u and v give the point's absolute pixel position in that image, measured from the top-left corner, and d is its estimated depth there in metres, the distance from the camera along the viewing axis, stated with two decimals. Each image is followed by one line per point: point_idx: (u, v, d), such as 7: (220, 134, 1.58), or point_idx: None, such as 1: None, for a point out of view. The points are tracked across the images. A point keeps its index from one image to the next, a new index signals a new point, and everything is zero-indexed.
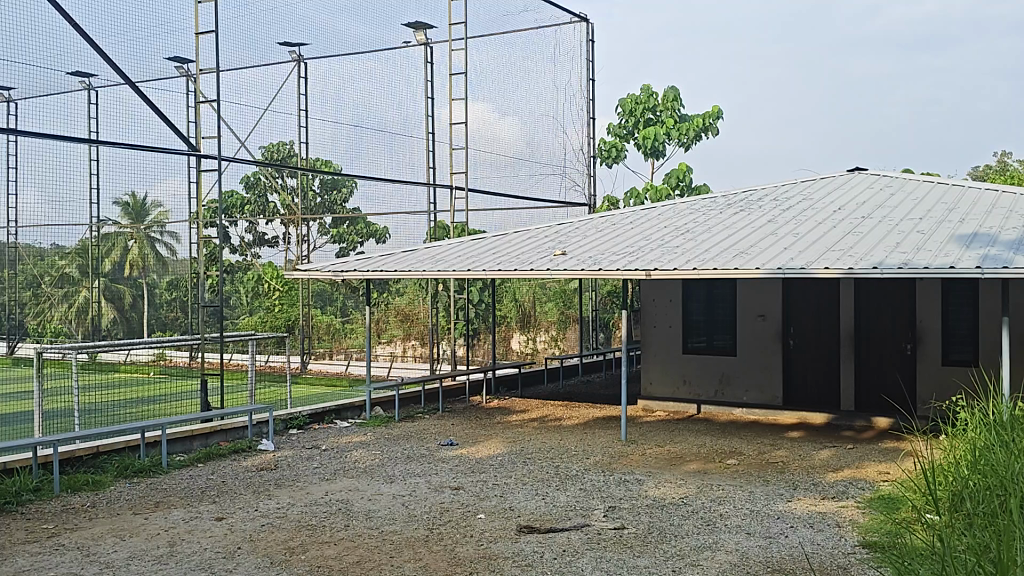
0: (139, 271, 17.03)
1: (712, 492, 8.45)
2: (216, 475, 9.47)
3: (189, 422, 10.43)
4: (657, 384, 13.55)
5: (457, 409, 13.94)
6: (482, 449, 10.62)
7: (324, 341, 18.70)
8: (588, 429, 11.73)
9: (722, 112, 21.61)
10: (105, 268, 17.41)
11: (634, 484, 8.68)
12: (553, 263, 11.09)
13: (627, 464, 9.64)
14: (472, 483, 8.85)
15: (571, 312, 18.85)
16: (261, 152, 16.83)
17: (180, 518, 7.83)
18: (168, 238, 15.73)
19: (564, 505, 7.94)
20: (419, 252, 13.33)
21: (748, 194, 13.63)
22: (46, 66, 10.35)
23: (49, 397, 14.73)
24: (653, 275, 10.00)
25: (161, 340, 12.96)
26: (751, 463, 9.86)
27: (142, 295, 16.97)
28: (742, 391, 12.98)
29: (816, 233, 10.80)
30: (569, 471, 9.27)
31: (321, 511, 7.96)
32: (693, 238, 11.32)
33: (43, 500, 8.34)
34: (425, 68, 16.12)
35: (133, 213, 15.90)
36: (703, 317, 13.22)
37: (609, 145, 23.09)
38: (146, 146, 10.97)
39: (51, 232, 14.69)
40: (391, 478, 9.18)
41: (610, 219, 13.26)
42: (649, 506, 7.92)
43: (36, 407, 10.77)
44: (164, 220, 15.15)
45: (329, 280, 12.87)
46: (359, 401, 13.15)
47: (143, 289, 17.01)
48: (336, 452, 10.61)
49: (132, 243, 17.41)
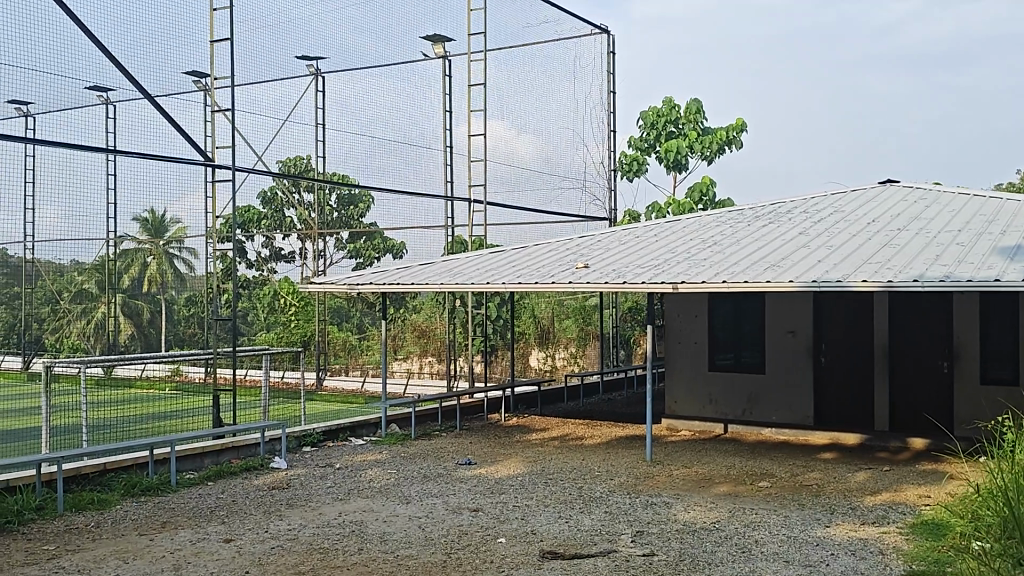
0: (157, 287, 16.92)
1: (745, 516, 8.02)
2: (226, 494, 9.12)
3: (200, 439, 10.10)
4: (682, 403, 13.13)
5: (475, 427, 13.55)
6: (501, 468, 10.23)
7: (340, 357, 18.43)
8: (611, 449, 11.31)
9: (746, 125, 21.23)
10: (124, 284, 17.44)
11: (663, 508, 8.25)
12: (575, 276, 10.72)
13: (653, 486, 9.22)
14: (492, 505, 8.45)
15: (591, 328, 18.26)
16: (278, 165, 16.60)
17: (187, 539, 7.48)
18: (184, 252, 15.47)
19: (590, 529, 7.53)
20: (437, 265, 13.02)
21: (778, 206, 13.20)
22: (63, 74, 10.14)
23: (60, 412, 14.44)
24: (680, 288, 9.62)
25: (171, 355, 12.59)
26: (785, 486, 9.42)
27: (160, 311, 16.91)
28: (771, 411, 12.54)
29: (850, 246, 10.40)
30: (593, 492, 8.86)
31: (334, 534, 7.58)
32: (721, 250, 10.93)
33: (46, 519, 8.00)
34: (444, 82, 16.01)
35: (150, 228, 15.66)
36: (730, 333, 12.81)
37: (630, 158, 22.73)
38: (163, 157, 10.74)
39: (70, 248, 14.46)
40: (407, 499, 8.80)
41: (635, 232, 12.88)
42: (679, 531, 7.49)
43: (44, 424, 10.42)
44: (182, 236, 14.91)
45: (344, 294, 12.62)
46: (374, 418, 12.78)
47: (161, 305, 16.95)
48: (350, 471, 10.25)
49: (151, 258, 17.19)
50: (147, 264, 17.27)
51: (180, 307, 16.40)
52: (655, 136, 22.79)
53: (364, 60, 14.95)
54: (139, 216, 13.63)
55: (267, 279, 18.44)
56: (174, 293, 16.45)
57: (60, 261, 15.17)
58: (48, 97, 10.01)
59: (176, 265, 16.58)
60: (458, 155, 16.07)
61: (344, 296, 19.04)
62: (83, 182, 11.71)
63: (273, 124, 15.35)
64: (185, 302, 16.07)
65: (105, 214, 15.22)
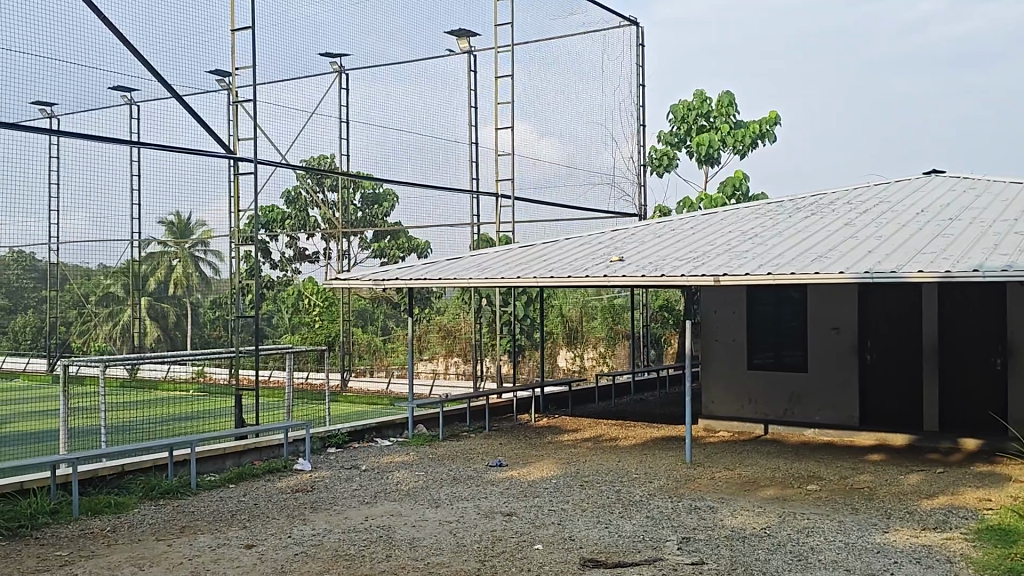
0: (184, 290, 16.78)
1: (797, 522, 7.55)
2: (248, 498, 8.74)
3: (222, 439, 9.75)
4: (720, 403, 12.64)
5: (505, 428, 13.12)
6: (534, 470, 9.79)
7: (364, 358, 17.98)
8: (647, 450, 10.85)
9: (779, 117, 20.70)
10: (149, 287, 17.23)
11: (708, 512, 7.77)
12: (611, 270, 10.27)
13: (695, 489, 8.75)
14: (527, 509, 8.01)
15: (620, 327, 18.20)
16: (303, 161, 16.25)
17: (206, 545, 7.10)
18: (211, 256, 15.14)
19: (632, 535, 7.07)
20: (465, 260, 12.62)
21: (818, 198, 12.69)
22: (86, 66, 9.84)
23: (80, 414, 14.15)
24: (722, 281, 9.15)
25: (194, 355, 12.17)
26: (836, 490, 8.92)
27: (187, 313, 16.62)
28: (813, 411, 12.02)
29: (902, 237, 9.88)
30: (632, 496, 8.40)
31: (361, 539, 7.18)
32: (763, 242, 10.43)
33: (61, 523, 7.65)
34: (470, 78, 15.79)
35: (176, 231, 15.26)
36: (770, 330, 12.30)
37: (661, 153, 22.22)
38: (186, 150, 10.44)
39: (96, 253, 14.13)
40: (436, 502, 8.38)
41: (669, 225, 12.41)
42: (728, 538, 7.02)
43: (62, 426, 10.06)
44: (208, 238, 14.57)
45: (369, 291, 12.30)
46: (400, 419, 12.39)
47: (188, 307, 16.65)
48: (377, 473, 9.84)
49: (176, 261, 16.97)
50: (172, 267, 17.07)
51: (205, 309, 16.05)
52: (686, 130, 22.27)
53: (389, 52, 14.59)
54: (165, 218, 13.34)
55: (292, 280, 18.10)
56: (200, 296, 16.17)
57: (87, 265, 14.88)
58: (72, 93, 9.71)
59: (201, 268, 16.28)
60: (484, 148, 15.68)
61: (368, 297, 18.85)
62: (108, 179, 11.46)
63: (297, 120, 15.03)
64: (211, 304, 15.72)
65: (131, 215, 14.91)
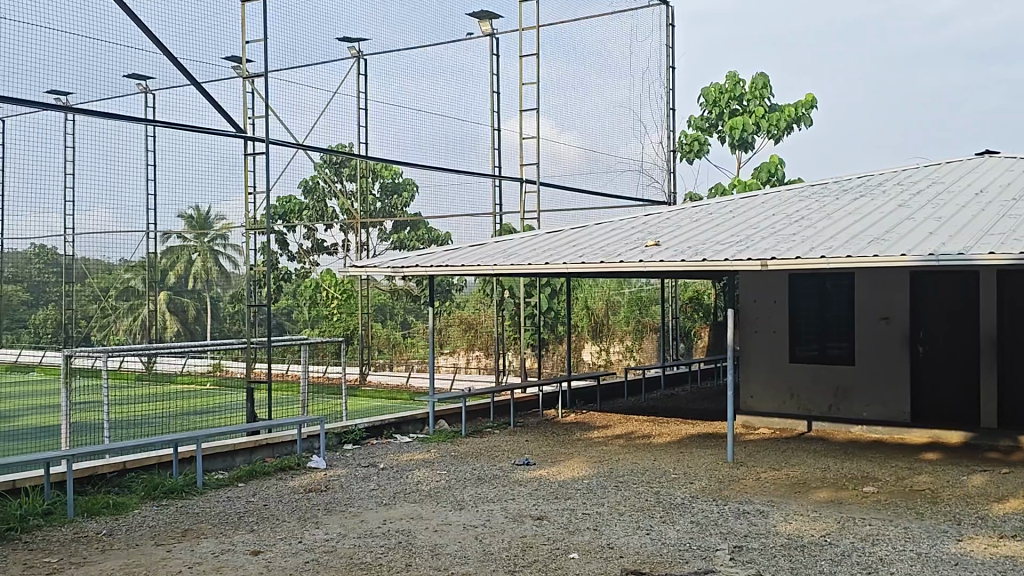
0: (203, 283, 16.17)
1: (859, 530, 6.85)
2: (256, 498, 8.11)
3: (232, 435, 9.15)
4: (760, 399, 11.91)
5: (531, 424, 12.43)
6: (565, 469, 9.10)
7: (384, 352, 17.34)
8: (684, 448, 10.14)
9: (816, 100, 19.86)
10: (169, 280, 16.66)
11: (759, 518, 7.09)
12: (646, 254, 9.55)
13: (741, 491, 8.04)
14: (559, 512, 7.33)
15: (648, 319, 17.49)
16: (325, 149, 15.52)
17: (209, 551, 6.46)
18: (230, 250, 14.58)
19: (678, 543, 6.39)
20: (489, 246, 11.93)
21: (865, 182, 11.92)
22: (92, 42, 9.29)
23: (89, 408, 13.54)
24: (769, 266, 8.45)
25: (204, 346, 11.51)
26: (894, 492, 8.19)
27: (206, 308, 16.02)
28: (862, 407, 11.29)
29: (963, 218, 9.13)
30: (673, 499, 7.69)
31: (379, 546, 6.52)
32: (810, 225, 9.70)
33: (53, 526, 7.03)
34: (492, 62, 15.12)
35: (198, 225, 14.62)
36: (815, 319, 11.53)
37: (691, 138, 21.45)
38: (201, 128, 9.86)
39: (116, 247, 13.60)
40: (460, 504, 7.71)
41: (705, 209, 11.70)
42: (786, 546, 6.33)
43: (64, 420, 9.47)
44: (229, 234, 14.01)
45: (388, 277, 11.71)
46: (421, 414, 11.73)
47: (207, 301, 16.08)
48: (396, 472, 9.20)
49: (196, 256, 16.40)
50: (190, 262, 16.37)
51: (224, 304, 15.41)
52: (718, 114, 21.49)
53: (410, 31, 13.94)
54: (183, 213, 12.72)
55: (309, 271, 17.78)
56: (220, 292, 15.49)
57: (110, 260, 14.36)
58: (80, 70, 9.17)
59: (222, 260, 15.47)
60: (508, 131, 14.98)
61: (387, 289, 18.33)
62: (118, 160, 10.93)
63: (316, 104, 14.40)
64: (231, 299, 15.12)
65: (150, 208, 14.35)
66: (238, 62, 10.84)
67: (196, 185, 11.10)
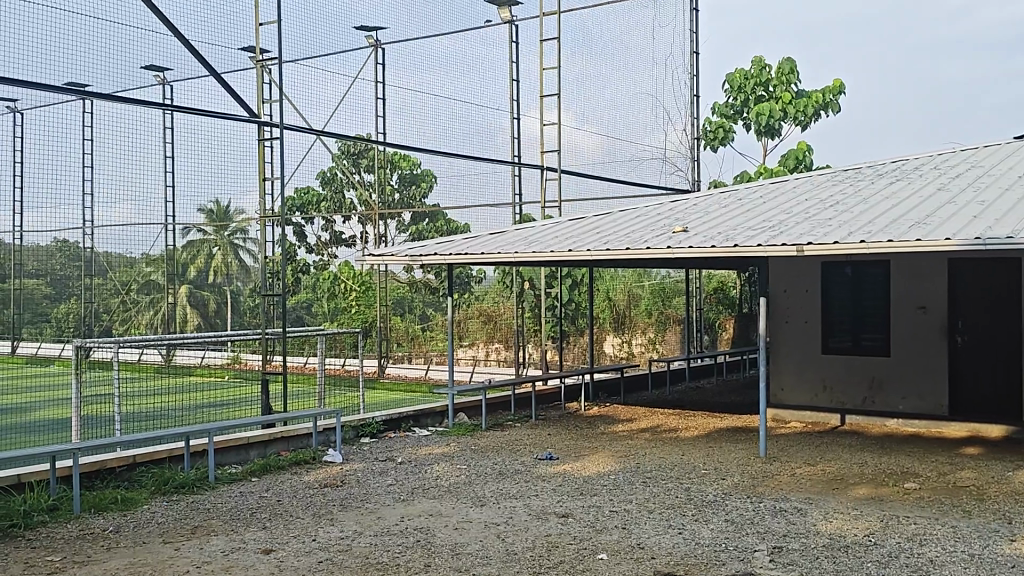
0: (223, 277, 15.90)
1: (905, 529, 6.47)
2: (270, 493, 7.80)
3: (246, 427, 8.87)
4: (791, 391, 11.52)
5: (553, 417, 12.07)
6: (589, 464, 8.75)
7: (402, 345, 17.00)
8: (714, 442, 9.76)
9: (844, 85, 19.36)
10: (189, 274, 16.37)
11: (797, 517, 6.72)
12: (674, 240, 9.18)
13: (776, 488, 7.66)
14: (585, 509, 6.98)
15: (671, 311, 16.92)
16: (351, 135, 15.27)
17: (218, 550, 6.16)
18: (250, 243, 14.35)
19: (713, 544, 6.02)
20: (510, 234, 11.59)
21: (900, 166, 11.47)
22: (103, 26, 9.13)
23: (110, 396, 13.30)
24: (805, 252, 8.07)
25: (219, 337, 11.24)
26: (938, 489, 7.79)
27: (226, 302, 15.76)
28: (897, 400, 10.88)
29: (1008, 202, 8.71)
30: (705, 496, 7.32)
31: (396, 544, 6.20)
32: (846, 211, 9.30)
33: (58, 522, 6.77)
34: (511, 48, 14.82)
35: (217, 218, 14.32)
36: (849, 309, 11.12)
37: (716, 125, 20.98)
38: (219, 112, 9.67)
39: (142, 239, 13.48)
40: (481, 501, 7.38)
41: (734, 195, 11.31)
42: (828, 547, 5.97)
43: (75, 412, 9.20)
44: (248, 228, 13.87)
45: (405, 266, 11.36)
46: (440, 406, 11.42)
47: (227, 296, 15.83)
48: (415, 466, 8.88)
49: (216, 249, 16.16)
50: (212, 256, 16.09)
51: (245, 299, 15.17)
52: (743, 100, 21.01)
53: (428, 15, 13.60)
54: (204, 210, 12.47)
55: (327, 265, 17.40)
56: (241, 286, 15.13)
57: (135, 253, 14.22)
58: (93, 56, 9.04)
59: (242, 255, 15.55)
60: (529, 118, 14.62)
61: (405, 281, 17.74)
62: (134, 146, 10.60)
63: (333, 91, 14.08)
64: (250, 294, 14.82)
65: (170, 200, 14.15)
66: (252, 49, 10.56)
67: (215, 171, 10.71)
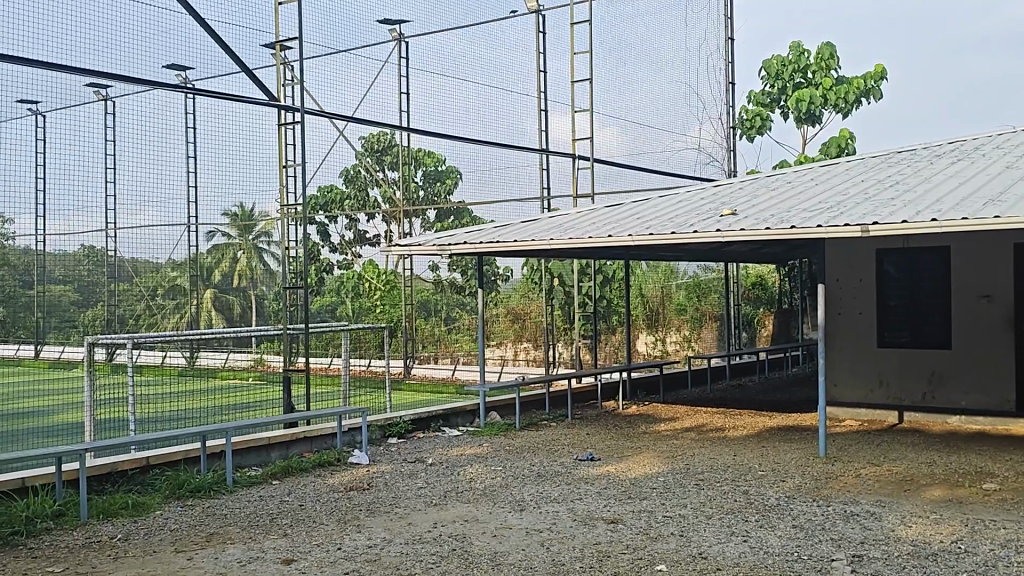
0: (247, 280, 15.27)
1: (995, 534, 5.81)
2: (292, 498, 7.24)
3: (269, 425, 8.37)
4: (844, 387, 10.82)
5: (590, 416, 11.43)
6: (634, 466, 8.12)
7: (428, 346, 16.36)
8: (767, 441, 9.10)
9: (887, 70, 18.63)
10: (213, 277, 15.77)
11: (872, 521, 6.08)
12: (722, 223, 8.55)
13: (842, 491, 7.00)
14: (635, 515, 6.36)
15: (707, 307, 16.36)
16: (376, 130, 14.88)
17: (236, 559, 5.60)
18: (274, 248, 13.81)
19: (784, 553, 5.39)
20: (544, 222, 10.98)
21: (959, 147, 10.76)
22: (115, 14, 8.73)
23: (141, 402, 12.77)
24: (870, 233, 7.41)
25: (237, 331, 10.54)
26: (1020, 490, 7.09)
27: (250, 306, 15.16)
28: (960, 396, 10.18)
29: None
30: (766, 499, 6.68)
31: (431, 553, 5.61)
32: (908, 190, 8.63)
33: (63, 530, 6.24)
34: (539, 39, 13.93)
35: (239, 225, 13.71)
36: (905, 301, 10.41)
37: (753, 114, 20.30)
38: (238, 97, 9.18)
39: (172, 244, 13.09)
40: (521, 505, 6.77)
41: (781, 179, 10.65)
42: (914, 555, 5.32)
43: (87, 410, 8.63)
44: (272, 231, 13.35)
45: (433, 256, 10.76)
46: (471, 406, 10.84)
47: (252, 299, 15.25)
48: (445, 468, 8.29)
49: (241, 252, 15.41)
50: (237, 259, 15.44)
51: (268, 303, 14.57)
52: (780, 88, 20.33)
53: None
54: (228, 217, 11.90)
55: (351, 264, 16.73)
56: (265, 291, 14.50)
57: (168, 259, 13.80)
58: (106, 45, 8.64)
59: (267, 260, 14.81)
60: (558, 104, 13.95)
61: (430, 283, 16.66)
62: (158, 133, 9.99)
63: (358, 79, 13.53)
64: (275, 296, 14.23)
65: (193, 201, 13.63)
66: (273, 45, 10.30)
67: (246, 166, 10.08)
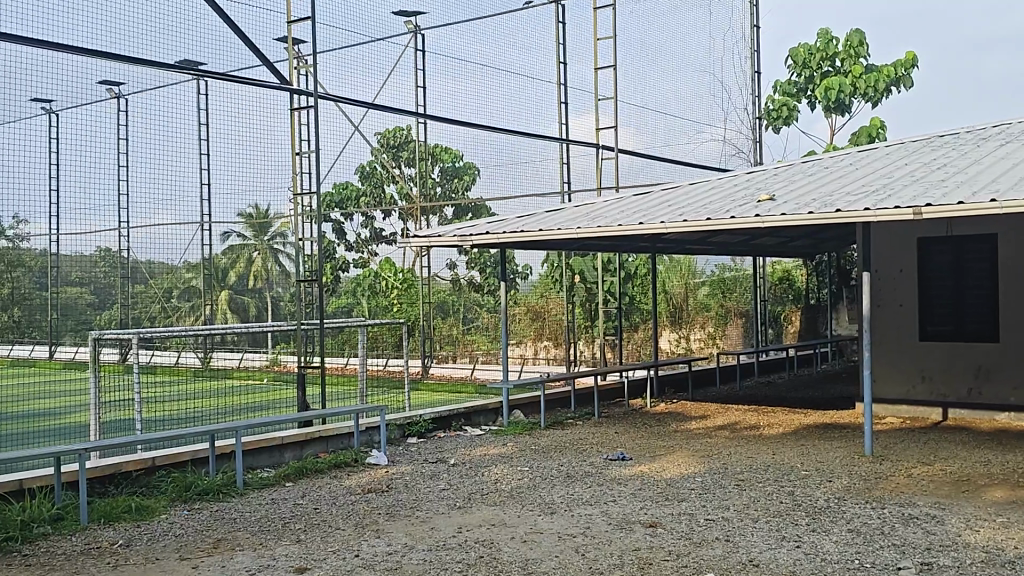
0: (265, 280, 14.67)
1: None
2: (307, 500, 6.81)
3: (282, 424, 7.96)
4: (884, 383, 10.30)
5: (617, 415, 10.96)
6: (668, 465, 7.65)
7: (447, 345, 15.91)
8: (807, 440, 8.61)
9: (918, 57, 18.13)
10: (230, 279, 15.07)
11: (935, 525, 5.59)
12: (759, 208, 8.09)
13: (895, 492, 6.51)
14: (675, 518, 5.89)
15: (732, 304, 15.85)
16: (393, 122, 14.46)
17: (244, 568, 5.16)
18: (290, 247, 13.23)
19: (844, 560, 4.91)
20: (569, 211, 10.52)
21: (1005, 129, 10.26)
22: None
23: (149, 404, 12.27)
24: (923, 214, 6.93)
25: (249, 325, 9.85)
26: None
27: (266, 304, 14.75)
28: (1007, 391, 9.67)
29: None
30: (816, 501, 6.20)
31: (457, 561, 5.16)
32: (957, 171, 8.14)
33: (61, 536, 5.83)
34: (559, 28, 13.31)
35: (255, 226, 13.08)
36: (949, 291, 9.88)
37: (779, 103, 19.85)
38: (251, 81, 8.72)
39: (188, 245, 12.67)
40: (551, 508, 6.32)
41: (816, 165, 10.18)
42: (990, 563, 4.83)
43: (92, 410, 8.17)
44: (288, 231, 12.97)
45: (454, 248, 10.32)
46: (494, 404, 10.37)
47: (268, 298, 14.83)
48: (468, 469, 7.84)
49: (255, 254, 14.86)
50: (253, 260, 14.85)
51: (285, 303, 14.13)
52: (808, 77, 19.87)
53: None
54: (246, 219, 11.50)
55: (368, 262, 16.41)
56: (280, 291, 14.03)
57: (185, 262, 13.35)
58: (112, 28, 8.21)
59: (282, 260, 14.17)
60: (580, 92, 13.48)
61: (449, 283, 15.98)
62: (169, 122, 9.54)
63: (374, 67, 13.14)
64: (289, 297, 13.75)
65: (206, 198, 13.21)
66: (286, 42, 9.96)
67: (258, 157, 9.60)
